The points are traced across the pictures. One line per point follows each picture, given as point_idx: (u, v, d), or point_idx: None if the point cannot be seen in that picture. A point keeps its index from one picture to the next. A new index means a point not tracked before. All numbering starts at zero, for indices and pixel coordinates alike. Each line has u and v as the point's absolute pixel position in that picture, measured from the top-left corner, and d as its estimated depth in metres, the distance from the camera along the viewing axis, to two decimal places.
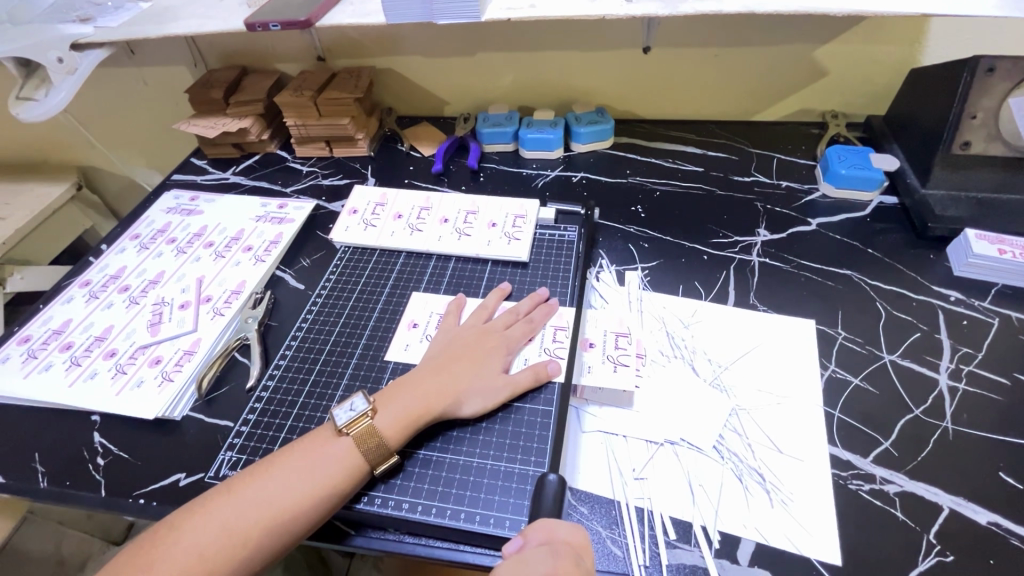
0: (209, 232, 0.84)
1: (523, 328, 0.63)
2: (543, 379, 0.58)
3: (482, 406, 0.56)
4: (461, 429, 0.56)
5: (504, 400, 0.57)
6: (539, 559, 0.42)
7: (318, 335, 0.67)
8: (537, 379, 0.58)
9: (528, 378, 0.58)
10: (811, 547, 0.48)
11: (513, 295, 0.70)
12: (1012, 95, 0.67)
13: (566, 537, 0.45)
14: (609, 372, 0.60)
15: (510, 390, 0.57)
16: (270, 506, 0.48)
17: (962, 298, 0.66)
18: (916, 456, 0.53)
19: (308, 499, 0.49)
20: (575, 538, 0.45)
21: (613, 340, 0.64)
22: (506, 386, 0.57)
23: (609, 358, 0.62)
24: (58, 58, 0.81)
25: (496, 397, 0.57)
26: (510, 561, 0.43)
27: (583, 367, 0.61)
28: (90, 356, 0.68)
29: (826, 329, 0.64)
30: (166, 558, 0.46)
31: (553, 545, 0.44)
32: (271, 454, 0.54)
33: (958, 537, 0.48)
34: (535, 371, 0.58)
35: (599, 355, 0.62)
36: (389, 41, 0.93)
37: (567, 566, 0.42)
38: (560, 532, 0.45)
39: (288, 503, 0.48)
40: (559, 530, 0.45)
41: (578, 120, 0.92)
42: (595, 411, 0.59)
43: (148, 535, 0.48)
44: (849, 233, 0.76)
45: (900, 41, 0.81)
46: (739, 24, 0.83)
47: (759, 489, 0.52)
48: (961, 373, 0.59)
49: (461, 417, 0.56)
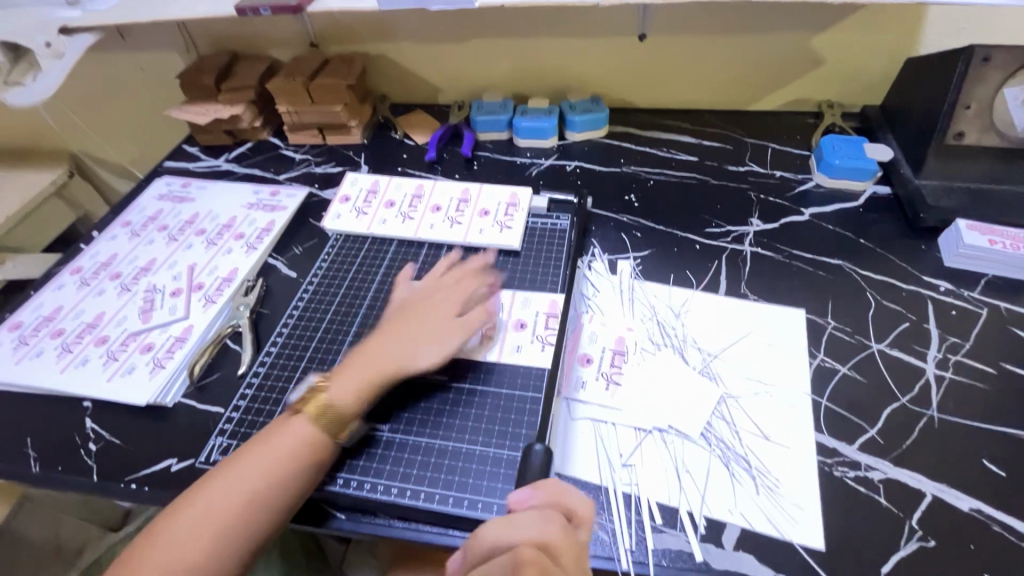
0: (201, 219, 0.83)
1: (468, 283, 0.65)
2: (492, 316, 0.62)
3: (437, 358, 0.57)
4: (427, 399, 0.58)
5: (459, 352, 0.58)
6: (531, 519, 0.43)
7: (309, 323, 0.68)
8: (489, 315, 0.62)
9: (478, 317, 0.61)
10: (796, 532, 0.49)
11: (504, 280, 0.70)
12: (1006, 85, 0.67)
13: (576, 506, 0.45)
14: (601, 390, 0.60)
15: (464, 334, 0.59)
16: (251, 489, 0.48)
17: (951, 288, 0.66)
18: (901, 444, 0.54)
19: (290, 474, 0.50)
20: (580, 508, 0.46)
21: (610, 358, 0.63)
22: (459, 332, 0.59)
23: (604, 375, 0.61)
24: (47, 42, 0.81)
25: (449, 349, 0.58)
26: (499, 519, 0.43)
27: (577, 382, 0.61)
28: (82, 343, 0.68)
29: (816, 318, 0.65)
30: (159, 551, 0.46)
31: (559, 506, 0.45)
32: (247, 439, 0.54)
33: (939, 523, 0.49)
34: (484, 316, 0.61)
35: (594, 371, 0.61)
36: (383, 27, 0.92)
37: (556, 531, 0.42)
38: (568, 498, 0.46)
39: (271, 482, 0.49)
40: (567, 496, 0.46)
41: (572, 108, 0.92)
42: (585, 398, 0.59)
43: (140, 535, 0.47)
44: (842, 223, 0.76)
45: (896, 30, 0.80)
46: (735, 12, 0.82)
47: (746, 475, 0.53)
48: (948, 362, 0.60)
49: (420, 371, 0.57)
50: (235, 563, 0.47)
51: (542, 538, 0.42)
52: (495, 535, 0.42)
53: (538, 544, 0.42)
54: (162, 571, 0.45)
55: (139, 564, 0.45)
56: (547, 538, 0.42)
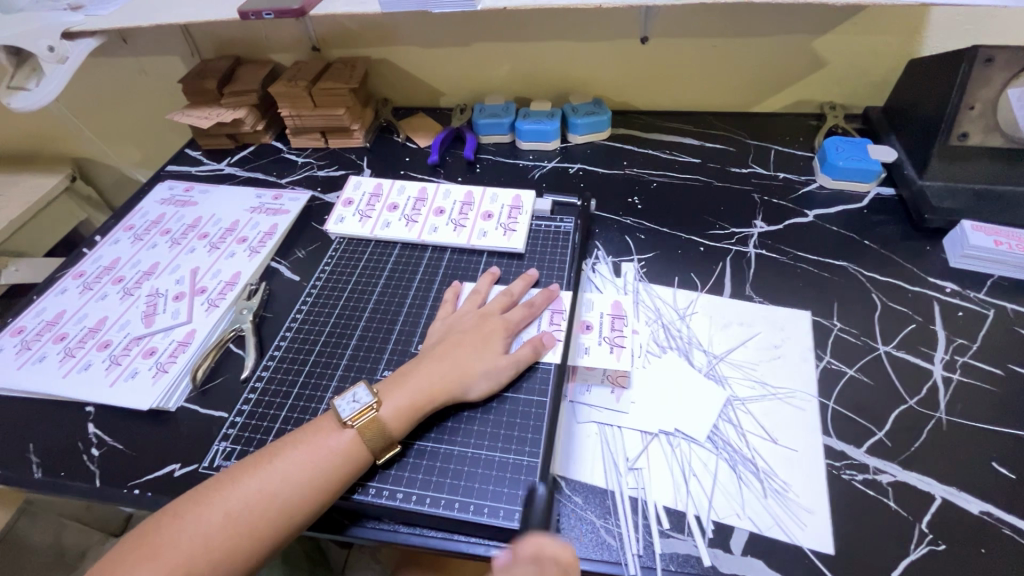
0: (204, 223, 0.83)
1: (522, 311, 0.63)
2: (541, 351, 0.59)
3: (490, 388, 0.56)
4: (472, 410, 0.57)
5: (508, 379, 0.57)
6: None
7: (314, 326, 0.67)
8: (536, 350, 0.59)
9: (528, 352, 0.58)
10: (805, 537, 0.48)
11: (503, 278, 0.70)
12: (1010, 85, 0.66)
13: (555, 553, 0.44)
14: (606, 353, 0.61)
15: (513, 369, 0.58)
16: (279, 492, 0.48)
17: (958, 290, 0.66)
18: (909, 446, 0.54)
19: (320, 485, 0.49)
20: (564, 553, 0.44)
21: (609, 322, 0.64)
22: (509, 365, 0.57)
23: (606, 339, 0.62)
24: (49, 46, 0.80)
25: (503, 377, 0.57)
26: None
27: (580, 348, 0.62)
28: (85, 347, 0.68)
29: (821, 321, 0.64)
30: (171, 544, 0.45)
31: (542, 562, 0.43)
32: (271, 442, 0.53)
33: (949, 527, 0.48)
34: (533, 342, 0.59)
35: (596, 337, 0.63)
36: (384, 31, 0.92)
37: None
38: (548, 547, 0.44)
39: (298, 489, 0.49)
40: (548, 545, 0.44)
41: (575, 111, 0.91)
42: (589, 363, 0.60)
43: (154, 521, 0.47)
44: (846, 225, 0.75)
45: (898, 31, 0.80)
46: (737, 15, 0.82)
47: (755, 479, 0.52)
48: (955, 364, 0.59)
49: (469, 400, 0.56)
50: (247, 562, 0.47)
51: None
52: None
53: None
54: (179, 564, 0.45)
55: (150, 556, 0.45)
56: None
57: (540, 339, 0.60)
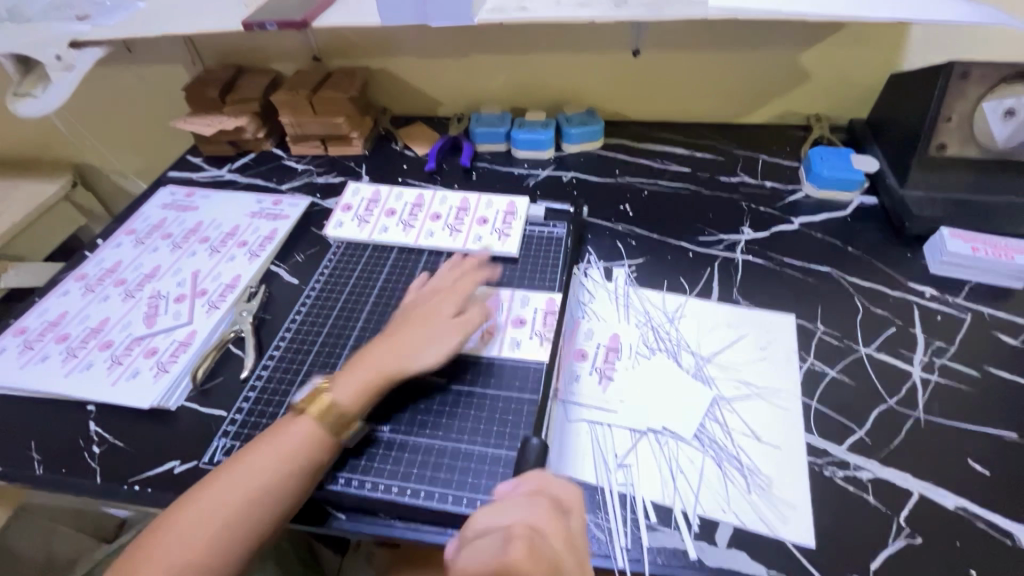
0: (205, 228, 0.85)
1: (463, 285, 0.65)
2: (485, 322, 0.63)
3: (439, 359, 0.59)
4: (433, 397, 0.59)
5: (456, 353, 0.60)
6: (519, 505, 0.44)
7: (312, 327, 0.69)
8: (482, 317, 0.63)
9: (472, 321, 0.62)
10: (788, 530, 0.50)
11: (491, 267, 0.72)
12: (985, 99, 0.70)
13: (557, 492, 0.46)
14: (596, 384, 0.62)
15: (460, 339, 0.60)
16: (254, 487, 0.49)
17: (936, 294, 0.68)
18: (888, 444, 0.55)
19: (292, 473, 0.51)
20: (564, 493, 0.46)
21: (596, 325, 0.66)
22: (455, 334, 0.60)
23: (598, 369, 0.64)
24: (57, 55, 0.83)
25: (449, 348, 0.59)
26: (490, 506, 0.45)
27: (573, 376, 0.63)
28: (87, 348, 0.69)
29: (805, 323, 0.66)
30: (175, 533, 0.47)
31: (539, 494, 0.45)
32: (263, 432, 0.55)
33: (925, 520, 0.50)
34: (476, 312, 0.63)
35: (588, 366, 0.64)
36: (384, 42, 0.94)
37: (543, 515, 0.43)
38: (552, 486, 0.47)
39: (272, 481, 0.50)
40: (551, 484, 0.47)
41: (568, 121, 0.94)
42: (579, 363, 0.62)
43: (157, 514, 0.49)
44: (830, 232, 0.78)
45: (880, 47, 0.84)
46: (725, 30, 0.85)
47: (739, 474, 0.54)
48: (934, 365, 0.61)
49: (420, 372, 0.58)
50: (238, 560, 0.48)
51: (529, 520, 0.43)
52: (487, 517, 0.43)
53: (528, 524, 0.42)
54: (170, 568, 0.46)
55: (155, 546, 0.47)
56: (538, 520, 0.43)
57: (485, 309, 0.64)
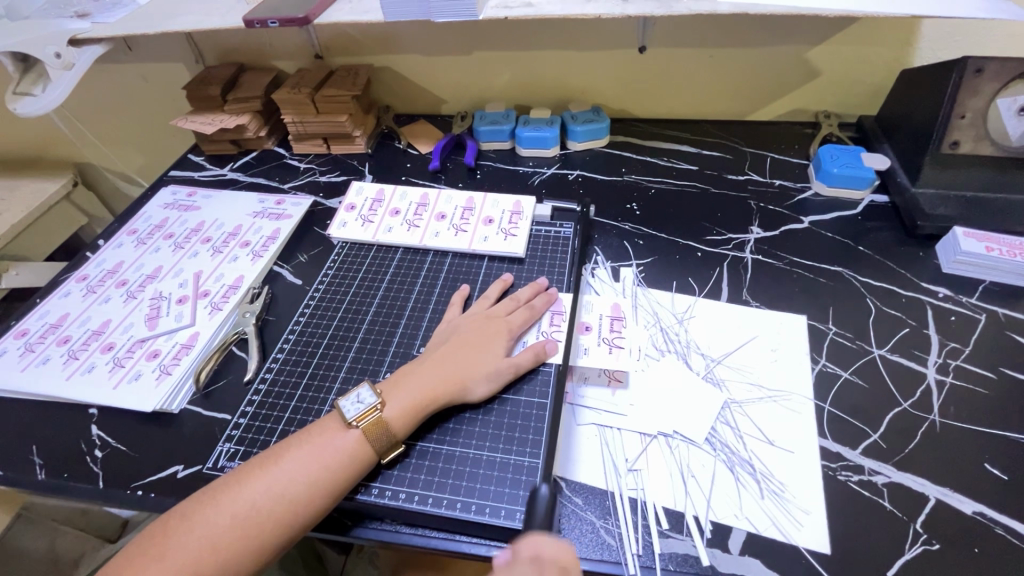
0: (207, 228, 0.84)
1: (524, 313, 0.63)
2: (542, 359, 0.60)
3: (490, 389, 0.57)
4: (473, 412, 0.58)
5: (508, 382, 0.58)
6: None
7: (316, 330, 0.68)
8: (537, 358, 0.59)
9: (528, 359, 0.59)
10: (802, 537, 0.49)
11: (475, 294, 0.70)
12: (1000, 95, 0.69)
13: (554, 555, 0.44)
14: (604, 354, 0.62)
15: (513, 372, 0.58)
16: (288, 493, 0.48)
17: (950, 295, 0.67)
18: (904, 447, 0.55)
19: (329, 483, 0.50)
20: (562, 554, 0.44)
21: (608, 324, 0.65)
22: (510, 368, 0.58)
23: (605, 341, 0.63)
24: (56, 53, 0.80)
25: (503, 379, 0.58)
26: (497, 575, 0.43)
27: (580, 349, 0.63)
28: (88, 350, 0.68)
29: (817, 325, 0.65)
30: (179, 546, 0.46)
31: (540, 562, 0.43)
32: (300, 430, 0.54)
33: (942, 528, 0.49)
34: (535, 349, 0.60)
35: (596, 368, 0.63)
36: (387, 40, 0.93)
37: None
38: (548, 549, 0.44)
39: (306, 489, 0.49)
40: (547, 546, 0.44)
41: (574, 119, 0.93)
42: (587, 362, 0.61)
43: (162, 524, 0.48)
44: (841, 231, 0.77)
45: (891, 43, 0.82)
46: (733, 26, 0.84)
47: (752, 480, 0.53)
48: (949, 367, 0.60)
49: (470, 401, 0.57)
50: (256, 562, 0.47)
51: None
52: None
53: None
54: (188, 566, 0.45)
55: (157, 558, 0.45)
56: None
57: (542, 347, 0.60)
